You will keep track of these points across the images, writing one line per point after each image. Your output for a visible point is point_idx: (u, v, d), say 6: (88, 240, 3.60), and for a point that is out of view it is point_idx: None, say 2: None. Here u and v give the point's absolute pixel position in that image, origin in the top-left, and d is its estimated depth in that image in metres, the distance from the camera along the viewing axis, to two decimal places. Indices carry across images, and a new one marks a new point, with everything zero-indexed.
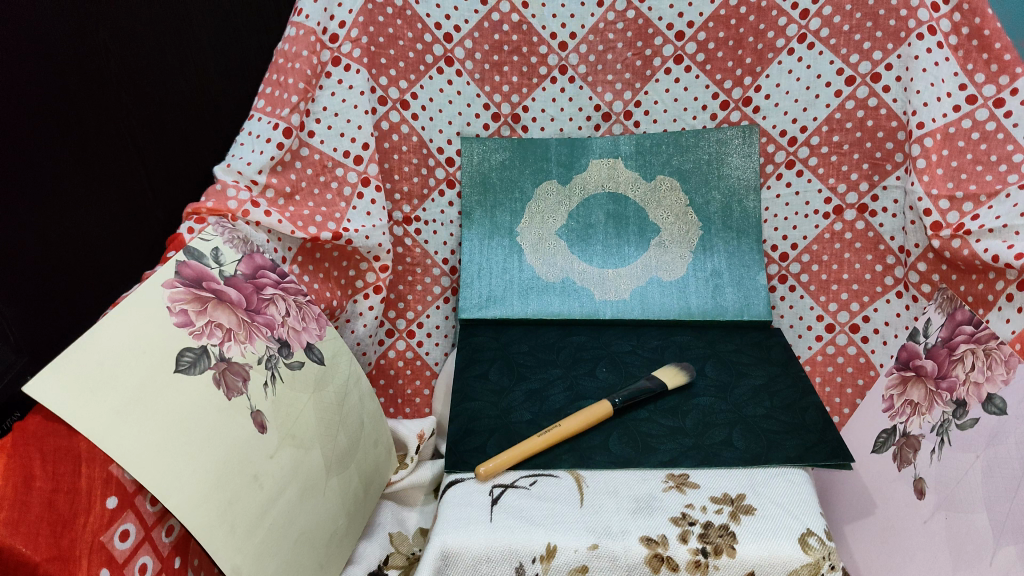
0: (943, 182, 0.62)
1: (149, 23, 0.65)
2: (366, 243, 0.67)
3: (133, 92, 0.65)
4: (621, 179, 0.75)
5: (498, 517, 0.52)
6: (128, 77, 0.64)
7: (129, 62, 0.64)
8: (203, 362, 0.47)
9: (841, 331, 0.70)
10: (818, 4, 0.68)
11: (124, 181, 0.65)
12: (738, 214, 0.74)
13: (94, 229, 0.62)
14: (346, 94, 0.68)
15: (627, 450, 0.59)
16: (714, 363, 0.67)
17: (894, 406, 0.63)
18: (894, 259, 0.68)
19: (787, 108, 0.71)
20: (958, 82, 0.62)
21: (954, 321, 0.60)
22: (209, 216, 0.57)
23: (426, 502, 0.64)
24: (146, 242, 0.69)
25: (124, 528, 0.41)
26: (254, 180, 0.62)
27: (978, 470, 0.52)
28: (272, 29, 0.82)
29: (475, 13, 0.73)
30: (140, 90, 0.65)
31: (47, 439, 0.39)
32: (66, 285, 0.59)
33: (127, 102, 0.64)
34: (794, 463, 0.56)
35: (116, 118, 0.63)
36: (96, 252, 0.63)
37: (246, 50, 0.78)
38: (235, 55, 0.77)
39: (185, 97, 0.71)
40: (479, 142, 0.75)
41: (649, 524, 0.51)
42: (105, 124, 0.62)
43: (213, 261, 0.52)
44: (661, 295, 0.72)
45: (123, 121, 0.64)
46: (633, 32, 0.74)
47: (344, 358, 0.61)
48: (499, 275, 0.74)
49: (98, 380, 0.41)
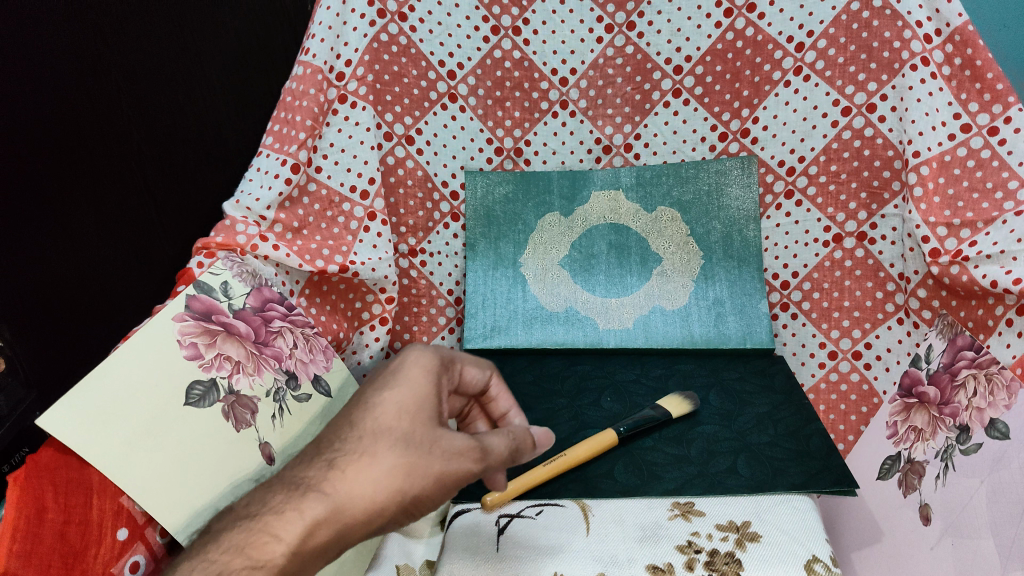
0: (940, 210, 0.63)
1: (156, 56, 0.67)
2: (372, 276, 0.69)
3: (141, 134, 0.67)
4: (622, 211, 0.76)
5: (505, 546, 0.53)
6: (135, 117, 0.66)
7: (135, 98, 0.65)
8: (213, 395, 0.48)
9: (844, 357, 0.70)
10: (814, 37, 0.69)
11: (132, 221, 0.68)
12: (738, 243, 0.74)
13: (102, 259, 0.66)
14: (353, 130, 0.70)
15: (632, 478, 0.59)
16: (718, 392, 0.67)
17: (899, 432, 0.63)
18: (895, 286, 0.68)
19: (784, 138, 0.73)
20: (953, 112, 0.62)
21: (955, 347, 0.60)
22: (219, 251, 0.58)
23: (432, 534, 0.63)
24: (158, 272, 0.72)
25: (134, 559, 0.43)
26: (262, 216, 0.63)
27: (983, 495, 0.52)
28: (279, 70, 0.84)
29: (478, 50, 0.75)
30: (150, 131, 0.67)
31: (60, 472, 0.41)
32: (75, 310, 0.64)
33: (136, 142, 0.66)
34: (799, 490, 0.57)
35: (121, 151, 0.65)
36: (102, 279, 0.66)
37: (255, 91, 0.80)
38: (246, 84, 0.78)
39: (196, 130, 0.73)
40: (483, 176, 0.77)
41: (655, 552, 0.51)
42: (111, 157, 0.64)
43: (222, 295, 0.54)
44: (665, 324, 0.73)
45: (129, 156, 0.66)
46: (632, 67, 0.75)
47: (352, 388, 0.61)
48: (503, 305, 0.75)
49: (111, 414, 0.43)
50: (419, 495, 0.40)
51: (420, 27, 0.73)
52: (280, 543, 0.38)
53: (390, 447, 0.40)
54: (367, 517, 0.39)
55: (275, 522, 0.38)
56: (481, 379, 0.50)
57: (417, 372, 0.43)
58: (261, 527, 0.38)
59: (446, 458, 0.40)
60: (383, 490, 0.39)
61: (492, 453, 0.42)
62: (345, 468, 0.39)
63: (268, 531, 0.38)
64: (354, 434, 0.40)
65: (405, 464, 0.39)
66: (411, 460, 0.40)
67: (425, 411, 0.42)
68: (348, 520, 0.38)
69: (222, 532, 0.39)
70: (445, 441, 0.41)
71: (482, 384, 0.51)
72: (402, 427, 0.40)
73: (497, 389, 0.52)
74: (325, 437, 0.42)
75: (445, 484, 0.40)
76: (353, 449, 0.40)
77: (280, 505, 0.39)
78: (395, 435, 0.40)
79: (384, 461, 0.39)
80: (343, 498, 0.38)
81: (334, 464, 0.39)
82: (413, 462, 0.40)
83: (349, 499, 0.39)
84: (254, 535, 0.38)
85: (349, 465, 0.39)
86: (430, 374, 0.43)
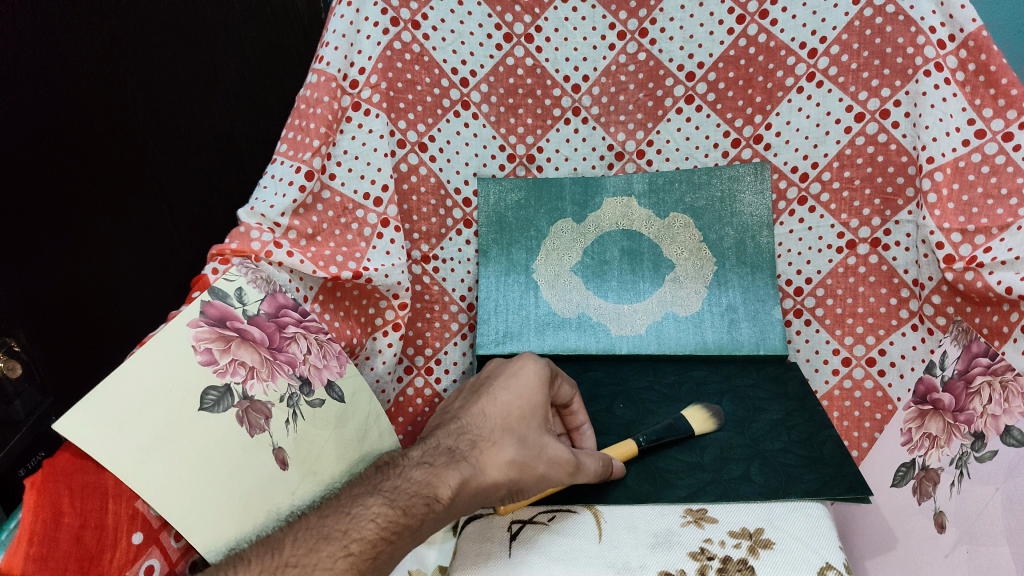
0: (955, 216, 0.62)
1: (112, 55, 0.66)
2: (386, 281, 0.69)
3: (145, 150, 0.72)
4: (635, 217, 0.76)
5: (517, 552, 0.53)
6: (142, 134, 0.71)
7: (91, 98, 0.65)
8: (226, 401, 0.49)
9: (858, 364, 0.70)
10: (826, 42, 0.69)
11: (151, 230, 0.75)
12: (752, 249, 0.74)
13: (96, 262, 0.69)
14: (366, 137, 0.70)
15: (646, 485, 0.60)
16: (732, 398, 0.67)
17: (913, 440, 0.63)
18: (909, 292, 0.68)
19: (798, 145, 0.72)
20: (967, 117, 0.62)
21: (970, 353, 0.60)
22: (233, 258, 0.60)
23: (445, 539, 0.63)
24: (174, 279, 0.79)
25: (149, 563, 0.43)
26: (277, 223, 0.63)
27: (998, 501, 0.51)
28: (272, 89, 0.89)
29: (491, 58, 0.75)
30: (156, 146, 0.73)
31: (75, 476, 0.41)
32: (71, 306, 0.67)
33: (138, 156, 0.71)
34: (813, 496, 0.57)
35: (86, 152, 0.65)
36: (100, 278, 0.70)
37: (253, 106, 0.86)
38: (211, 79, 0.79)
39: (158, 124, 0.73)
40: (495, 183, 0.77)
41: (667, 559, 0.52)
42: (77, 160, 0.65)
43: (236, 300, 0.54)
44: (678, 329, 0.73)
45: (94, 157, 0.66)
46: (645, 74, 0.75)
47: (365, 395, 0.60)
48: (516, 311, 0.75)
49: (126, 419, 0.44)
50: (526, 483, 0.52)
51: (433, 35, 0.73)
52: (443, 494, 0.48)
53: (518, 440, 0.52)
54: (495, 488, 0.51)
55: (444, 475, 0.49)
56: (570, 397, 0.59)
57: (538, 377, 0.56)
58: (425, 480, 0.48)
59: (556, 462, 0.53)
60: (510, 471, 0.51)
61: (585, 467, 0.54)
62: (485, 449, 0.51)
63: (439, 481, 0.48)
64: (491, 422, 0.53)
65: (529, 454, 0.52)
66: (529, 455, 0.52)
67: (543, 413, 0.55)
68: (485, 486, 0.50)
69: (378, 479, 0.48)
70: (555, 446, 0.53)
71: (567, 402, 0.60)
72: (526, 425, 0.53)
73: (577, 407, 0.61)
74: (460, 421, 0.54)
75: (545, 481, 0.53)
76: (495, 437, 0.52)
77: (441, 466, 0.49)
78: (522, 432, 0.53)
79: (515, 449, 0.52)
80: (484, 470, 0.50)
81: (477, 444, 0.52)
82: (533, 456, 0.52)
83: (488, 471, 0.50)
84: (419, 484, 0.48)
85: (490, 446, 0.51)
86: (548, 382, 0.56)
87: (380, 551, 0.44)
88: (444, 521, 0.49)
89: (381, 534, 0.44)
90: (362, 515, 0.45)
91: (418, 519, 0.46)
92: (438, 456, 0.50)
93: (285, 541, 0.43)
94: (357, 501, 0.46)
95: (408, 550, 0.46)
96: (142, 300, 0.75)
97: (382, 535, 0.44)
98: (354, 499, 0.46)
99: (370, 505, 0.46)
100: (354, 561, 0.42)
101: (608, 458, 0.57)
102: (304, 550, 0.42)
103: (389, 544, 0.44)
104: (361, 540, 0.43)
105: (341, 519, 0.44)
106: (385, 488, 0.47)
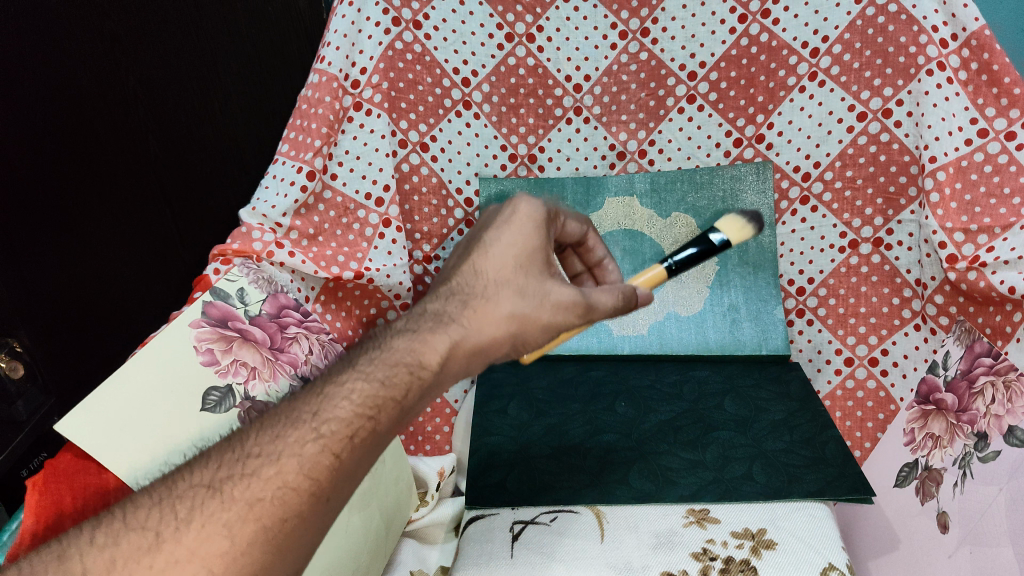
0: (958, 216, 0.62)
1: (107, 57, 0.67)
2: (387, 282, 0.70)
3: (135, 150, 0.72)
4: (637, 217, 0.76)
5: (519, 553, 0.54)
6: (135, 135, 0.71)
7: (85, 99, 0.65)
8: (228, 401, 0.49)
9: (860, 364, 0.70)
10: (829, 42, 0.68)
11: (151, 231, 0.76)
12: (755, 249, 0.73)
13: (103, 264, 0.70)
14: (368, 137, 0.70)
15: (647, 484, 0.60)
16: (734, 399, 0.67)
17: (916, 440, 0.63)
18: (911, 292, 0.68)
19: (800, 143, 0.72)
20: (969, 117, 0.61)
21: (973, 353, 0.60)
22: (234, 258, 0.60)
23: (447, 539, 0.64)
24: (176, 279, 0.80)
25: None
26: (278, 223, 0.65)
27: (1000, 502, 0.51)
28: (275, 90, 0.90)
29: (492, 58, 0.75)
30: (148, 148, 0.73)
31: (76, 478, 0.41)
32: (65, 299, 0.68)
33: (129, 158, 0.71)
34: (816, 497, 0.57)
35: (82, 147, 0.66)
36: (99, 276, 0.70)
37: (258, 104, 0.87)
38: (211, 78, 0.79)
39: (157, 126, 0.74)
40: (496, 182, 0.76)
41: (669, 559, 0.52)
42: (76, 161, 0.65)
43: (238, 301, 0.54)
44: (679, 329, 0.73)
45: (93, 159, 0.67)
46: (646, 73, 0.75)
47: None
48: None
49: (127, 419, 0.43)
50: (531, 338, 0.43)
51: (434, 35, 0.73)
52: (431, 357, 0.39)
53: (515, 292, 0.43)
54: (497, 343, 0.42)
55: (428, 341, 0.40)
56: (579, 234, 0.54)
57: (531, 224, 0.46)
58: (405, 347, 0.40)
59: (563, 305, 0.44)
60: (510, 325, 0.43)
61: (598, 306, 0.44)
62: (475, 307, 0.42)
63: (422, 347, 0.40)
64: (484, 274, 0.44)
65: (529, 306, 0.43)
66: (530, 307, 0.43)
67: (544, 260, 0.45)
68: (483, 346, 0.42)
69: (358, 356, 0.40)
70: (559, 292, 0.44)
71: (578, 239, 0.55)
72: (523, 276, 0.44)
73: (593, 242, 0.56)
74: (451, 278, 0.45)
75: (557, 326, 0.44)
76: (487, 290, 0.43)
77: (425, 330, 0.41)
78: (518, 282, 0.43)
79: (511, 303, 0.43)
80: (478, 327, 0.42)
81: (465, 303, 0.43)
82: (534, 307, 0.43)
83: (484, 330, 0.42)
84: (398, 352, 0.39)
85: (482, 300, 0.42)
86: (543, 226, 0.46)
87: (361, 430, 0.36)
88: (439, 386, 0.41)
89: (359, 410, 0.36)
90: (335, 394, 0.37)
91: (402, 390, 0.38)
92: (422, 322, 0.42)
93: (250, 432, 0.36)
94: (329, 382, 0.38)
95: (397, 426, 0.38)
96: (143, 301, 0.76)
97: (360, 411, 0.36)
98: (326, 380, 0.38)
99: (344, 383, 0.38)
100: (327, 445, 0.34)
101: (626, 283, 0.46)
102: (270, 438, 0.35)
103: (371, 420, 0.36)
104: (332, 422, 0.35)
105: (311, 401, 0.37)
106: (361, 363, 0.39)
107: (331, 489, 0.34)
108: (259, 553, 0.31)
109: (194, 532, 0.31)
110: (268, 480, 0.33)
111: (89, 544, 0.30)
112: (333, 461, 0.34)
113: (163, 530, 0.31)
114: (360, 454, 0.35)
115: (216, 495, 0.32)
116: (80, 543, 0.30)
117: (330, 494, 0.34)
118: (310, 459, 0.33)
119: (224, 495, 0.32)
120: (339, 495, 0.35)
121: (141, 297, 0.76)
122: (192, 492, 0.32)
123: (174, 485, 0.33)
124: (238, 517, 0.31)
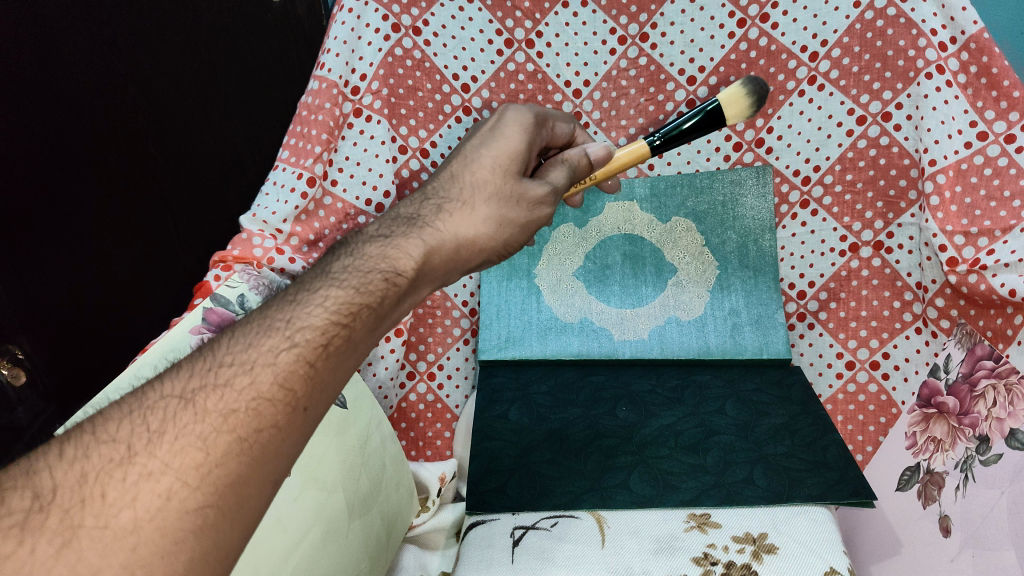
0: (958, 219, 0.62)
1: (100, 64, 0.67)
2: None
3: (139, 154, 0.73)
4: (637, 222, 0.76)
5: (520, 558, 0.54)
6: (136, 142, 0.72)
7: (81, 104, 0.66)
8: None
9: (862, 367, 0.70)
10: (828, 46, 0.68)
11: (151, 236, 0.77)
12: (754, 253, 0.73)
13: (106, 269, 0.72)
14: (367, 143, 0.72)
15: (648, 489, 0.60)
16: (735, 403, 0.67)
17: (918, 443, 0.63)
18: (912, 295, 0.68)
19: (800, 147, 0.72)
20: (969, 120, 0.61)
21: (975, 356, 0.60)
22: (235, 263, 0.65)
23: (448, 546, 0.65)
24: (176, 283, 0.82)
25: None
26: (278, 228, 0.68)
27: (1003, 505, 0.51)
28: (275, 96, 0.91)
29: (492, 63, 0.74)
30: (150, 155, 0.74)
31: None
32: (67, 306, 0.69)
33: (134, 164, 0.73)
34: (817, 501, 0.57)
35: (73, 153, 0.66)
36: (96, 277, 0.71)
37: (261, 113, 0.89)
38: (212, 85, 0.80)
39: (161, 133, 0.75)
40: None
41: (671, 564, 0.52)
42: (65, 168, 0.66)
43: (238, 307, 0.57)
44: (681, 334, 0.73)
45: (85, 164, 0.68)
46: (645, 78, 0.74)
47: (366, 401, 0.61)
48: (518, 316, 0.75)
49: None
50: (508, 236, 0.47)
51: (434, 41, 0.73)
52: (406, 263, 0.40)
53: (494, 194, 0.46)
54: (470, 248, 0.44)
55: (402, 250, 0.40)
56: (568, 133, 0.59)
57: (514, 131, 0.50)
58: (380, 254, 0.39)
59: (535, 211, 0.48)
60: (485, 229, 0.45)
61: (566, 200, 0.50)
62: (453, 213, 0.44)
63: (396, 255, 0.40)
64: (459, 183, 0.46)
65: (507, 208, 0.46)
66: (507, 209, 0.46)
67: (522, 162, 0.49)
68: (459, 249, 0.43)
69: (328, 263, 0.39)
70: (534, 189, 0.48)
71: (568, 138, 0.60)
72: (500, 178, 0.47)
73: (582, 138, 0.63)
74: (424, 190, 0.46)
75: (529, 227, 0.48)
76: (461, 199, 0.45)
77: (398, 238, 0.41)
78: (496, 184, 0.46)
79: (490, 205, 0.46)
80: (453, 232, 0.43)
81: (443, 208, 0.44)
82: (510, 207, 0.46)
83: (462, 232, 0.44)
84: (373, 259, 0.39)
85: (458, 207, 0.45)
86: (529, 130, 0.50)
87: (335, 337, 0.35)
88: (413, 292, 0.41)
89: (333, 317, 0.35)
90: (308, 301, 0.35)
91: (378, 296, 0.37)
92: (396, 226, 0.42)
93: (220, 342, 0.33)
94: (301, 289, 0.37)
95: (372, 332, 0.37)
96: (142, 304, 0.78)
97: (335, 318, 0.35)
98: (297, 288, 0.37)
99: (317, 290, 0.37)
100: (303, 352, 0.33)
101: (571, 164, 0.52)
102: (242, 348, 0.33)
103: (345, 327, 0.35)
104: (309, 329, 0.34)
105: (283, 309, 0.35)
106: (334, 271, 0.38)
107: (306, 398, 0.33)
108: (235, 464, 0.30)
109: (168, 444, 0.29)
110: (241, 392, 0.31)
111: (58, 457, 0.28)
112: (310, 369, 0.33)
113: (135, 443, 0.28)
114: (333, 364, 0.34)
115: (188, 406, 0.30)
116: (48, 458, 0.28)
117: (306, 403, 0.33)
118: (286, 367, 0.32)
119: (197, 406, 0.30)
120: (314, 407, 0.34)
121: (139, 301, 0.78)
122: (162, 403, 0.30)
123: (141, 395, 0.30)
124: (212, 429, 0.30)
